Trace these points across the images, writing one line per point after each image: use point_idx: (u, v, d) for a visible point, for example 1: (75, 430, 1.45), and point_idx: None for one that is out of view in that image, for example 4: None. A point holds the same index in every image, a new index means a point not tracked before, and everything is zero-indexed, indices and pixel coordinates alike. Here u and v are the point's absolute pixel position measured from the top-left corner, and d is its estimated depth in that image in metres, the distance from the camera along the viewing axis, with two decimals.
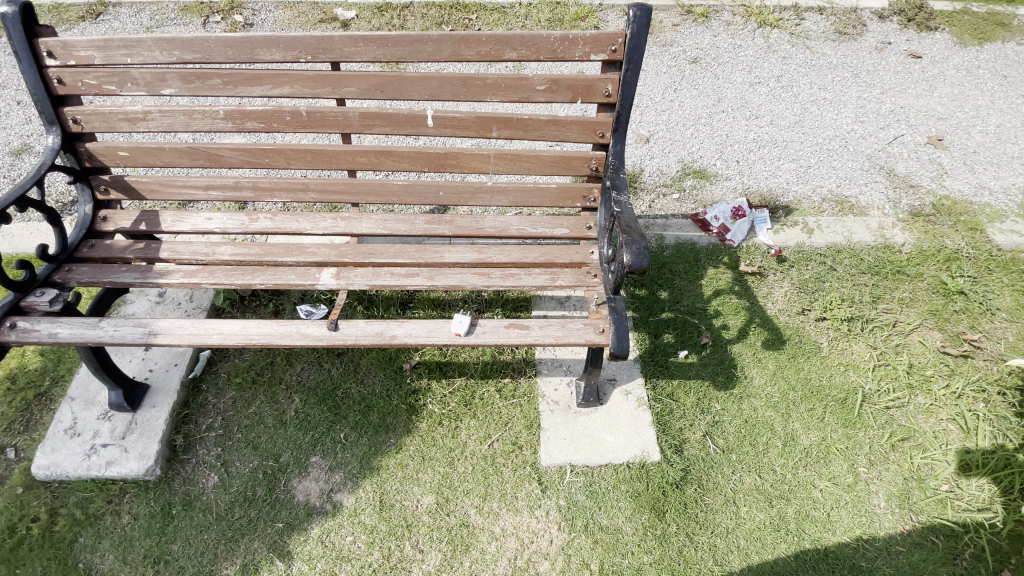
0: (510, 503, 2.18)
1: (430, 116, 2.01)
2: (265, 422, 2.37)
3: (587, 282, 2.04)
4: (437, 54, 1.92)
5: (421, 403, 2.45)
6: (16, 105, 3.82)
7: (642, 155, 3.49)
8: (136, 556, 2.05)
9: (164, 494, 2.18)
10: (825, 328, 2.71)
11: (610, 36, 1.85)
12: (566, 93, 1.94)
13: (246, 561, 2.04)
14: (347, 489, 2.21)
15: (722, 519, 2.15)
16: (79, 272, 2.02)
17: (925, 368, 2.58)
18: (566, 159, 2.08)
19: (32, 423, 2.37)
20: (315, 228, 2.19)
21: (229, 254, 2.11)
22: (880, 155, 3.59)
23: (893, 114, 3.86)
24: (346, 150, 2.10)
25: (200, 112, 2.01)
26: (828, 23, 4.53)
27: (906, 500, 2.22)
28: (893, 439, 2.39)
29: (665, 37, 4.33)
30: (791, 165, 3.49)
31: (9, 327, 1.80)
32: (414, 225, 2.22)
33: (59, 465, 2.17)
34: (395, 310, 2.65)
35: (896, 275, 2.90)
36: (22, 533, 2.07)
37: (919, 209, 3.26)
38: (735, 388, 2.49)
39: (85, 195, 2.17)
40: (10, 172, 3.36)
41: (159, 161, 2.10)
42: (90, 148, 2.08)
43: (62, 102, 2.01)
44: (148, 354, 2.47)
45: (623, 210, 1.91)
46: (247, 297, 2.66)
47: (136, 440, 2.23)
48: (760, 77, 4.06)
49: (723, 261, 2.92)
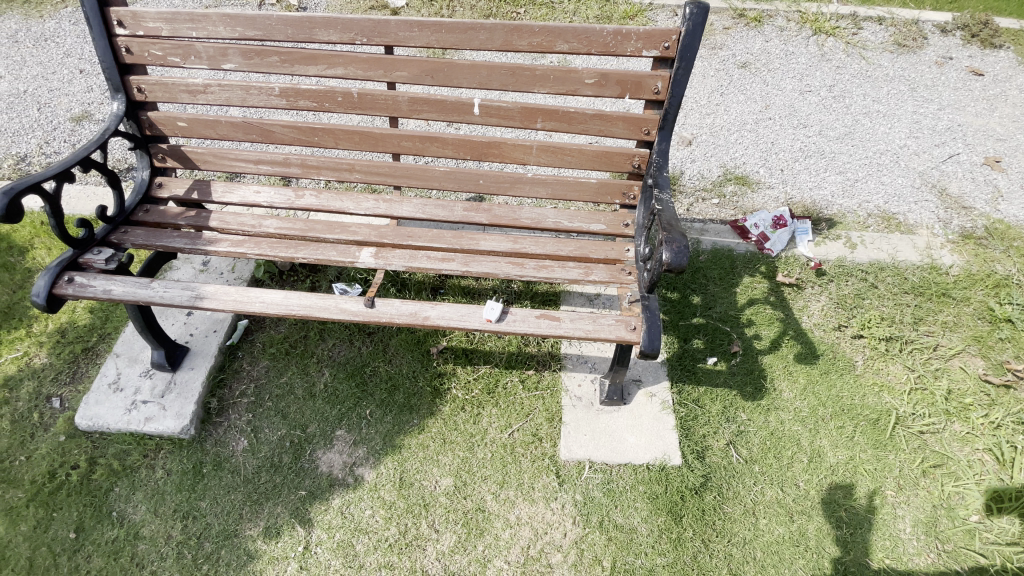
0: (527, 493, 2.20)
1: (477, 105, 2.02)
2: (295, 393, 2.44)
3: (621, 279, 2.03)
4: (489, 43, 1.93)
5: (446, 386, 2.48)
6: (78, 73, 4.01)
7: (683, 158, 3.45)
8: (166, 509, 2.14)
9: (197, 453, 2.27)
10: (862, 346, 2.64)
11: (664, 33, 1.83)
12: (615, 87, 1.93)
13: (269, 525, 2.11)
14: (369, 464, 2.26)
15: (739, 529, 2.12)
16: (134, 234, 2.11)
17: (964, 396, 2.49)
18: (608, 154, 2.08)
19: (78, 375, 2.49)
20: (357, 207, 2.24)
21: (274, 227, 2.17)
22: (932, 173, 3.46)
23: (949, 132, 3.71)
24: (393, 134, 2.14)
25: (257, 88, 2.07)
26: (886, 34, 4.38)
27: (933, 527, 2.15)
28: (924, 464, 2.31)
29: (714, 39, 4.25)
30: (837, 178, 3.39)
31: (67, 281, 1.90)
32: (452, 211, 2.24)
33: (101, 417, 2.29)
34: (426, 294, 2.69)
35: (940, 297, 2.80)
36: (62, 478, 2.19)
37: (970, 231, 3.14)
38: (764, 399, 2.45)
39: (143, 162, 2.27)
40: (71, 137, 3.52)
41: (215, 133, 2.18)
42: (151, 117, 2.17)
43: (128, 71, 2.10)
44: (189, 318, 2.57)
45: (664, 208, 1.89)
46: (286, 272, 2.74)
47: (174, 400, 2.33)
48: (811, 86, 3.95)
49: (760, 270, 2.87)
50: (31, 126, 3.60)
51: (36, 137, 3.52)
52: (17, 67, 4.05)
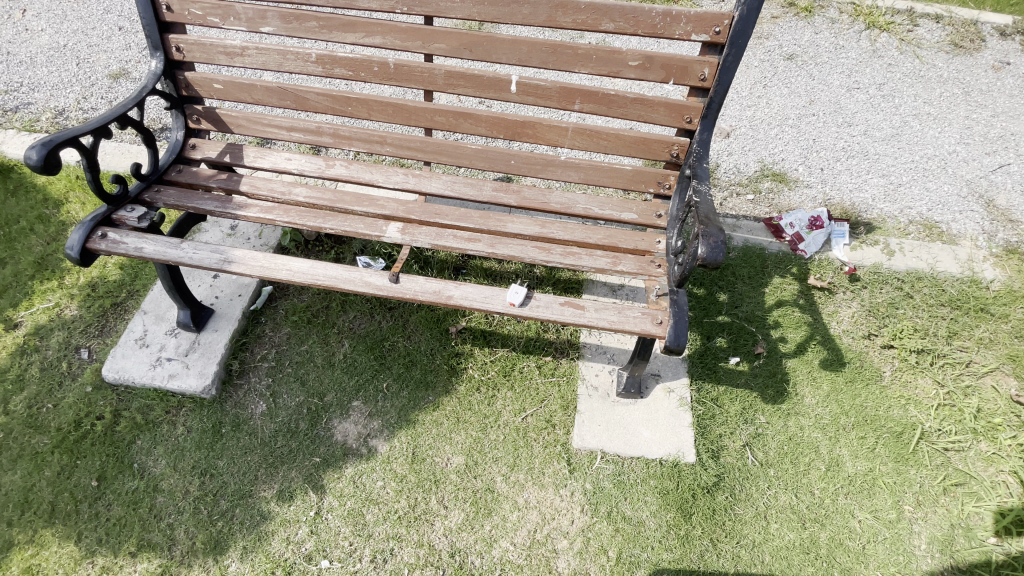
0: (537, 477, 2.21)
1: (514, 82, 1.97)
2: (315, 361, 2.47)
3: (650, 271, 1.99)
4: (532, 18, 1.87)
5: (462, 366, 2.49)
6: (117, 30, 4.03)
7: (719, 150, 3.35)
8: (185, 465, 2.20)
9: (216, 413, 2.32)
10: (891, 356, 2.56)
11: (716, 16, 1.75)
12: (659, 72, 1.87)
13: (283, 488, 2.16)
14: (382, 437, 2.28)
15: (749, 531, 2.10)
16: (166, 194, 2.13)
17: (994, 415, 2.41)
18: (646, 141, 2.02)
19: (106, 329, 2.56)
20: (386, 181, 2.22)
21: (303, 196, 2.17)
22: (980, 182, 3.31)
23: (1002, 140, 3.54)
24: (426, 108, 2.10)
25: (294, 53, 2.05)
26: (943, 33, 4.16)
27: (949, 546, 2.11)
28: (945, 482, 2.25)
29: (761, 29, 4.09)
30: (879, 181, 3.26)
31: (100, 236, 1.92)
32: (481, 190, 2.21)
33: (127, 371, 2.35)
34: (448, 274, 2.69)
35: (978, 312, 2.69)
36: (87, 428, 2.26)
37: (1016, 246, 3.00)
38: (784, 403, 2.40)
39: (178, 122, 2.28)
40: (108, 94, 3.56)
41: (250, 97, 2.17)
42: (188, 78, 2.16)
43: (168, 29, 2.10)
44: (215, 281, 2.61)
45: (702, 201, 1.84)
46: (312, 241, 2.76)
47: (197, 359, 2.37)
48: (859, 83, 3.79)
49: (791, 271, 2.79)
50: (70, 80, 3.64)
51: (74, 91, 3.56)
52: (59, 21, 4.09)
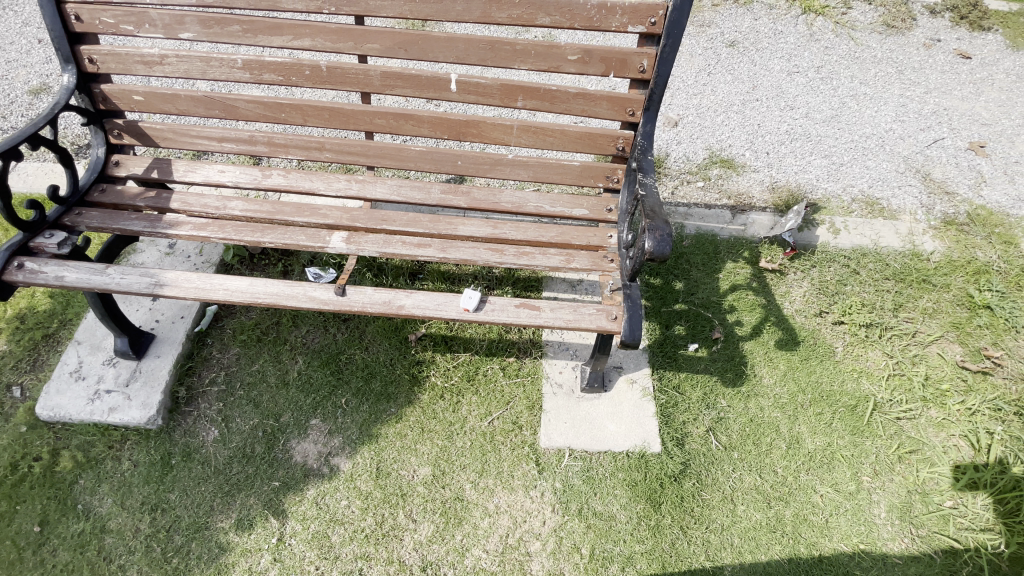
0: (505, 481, 2.18)
1: (453, 81, 1.92)
2: (268, 381, 2.37)
3: (603, 266, 1.98)
4: (466, 14, 1.82)
5: (424, 374, 2.43)
6: (37, 43, 3.77)
7: (669, 139, 3.38)
8: (134, 502, 2.07)
9: (165, 444, 2.19)
10: (842, 332, 2.64)
11: (650, 7, 1.74)
12: (599, 65, 1.85)
13: (242, 517, 2.06)
14: (344, 454, 2.21)
15: (717, 515, 2.13)
16: (89, 216, 1.99)
17: (941, 382, 2.52)
18: (591, 136, 2.00)
19: (39, 363, 2.38)
20: (328, 189, 2.13)
21: (240, 210, 2.06)
22: (917, 157, 3.44)
23: (935, 116, 3.69)
24: (365, 111, 2.03)
25: (218, 60, 1.94)
26: (876, 14, 4.30)
27: (907, 512, 2.19)
28: (900, 450, 2.34)
29: (703, 17, 4.15)
30: (822, 162, 3.36)
31: (17, 267, 1.78)
32: (429, 194, 2.15)
33: (62, 408, 2.19)
34: (404, 280, 2.62)
35: (921, 283, 2.80)
36: (23, 471, 2.10)
37: (953, 217, 3.13)
38: (744, 386, 2.44)
39: (98, 138, 2.13)
40: (28, 111, 3.32)
41: (174, 108, 2.05)
42: (104, 90, 2.02)
43: (79, 40, 1.95)
44: (155, 305, 2.47)
45: (648, 193, 1.84)
46: (257, 255, 2.64)
47: (140, 389, 2.24)
48: (799, 67, 3.89)
49: (743, 255, 2.84)
50: None
51: None
52: None
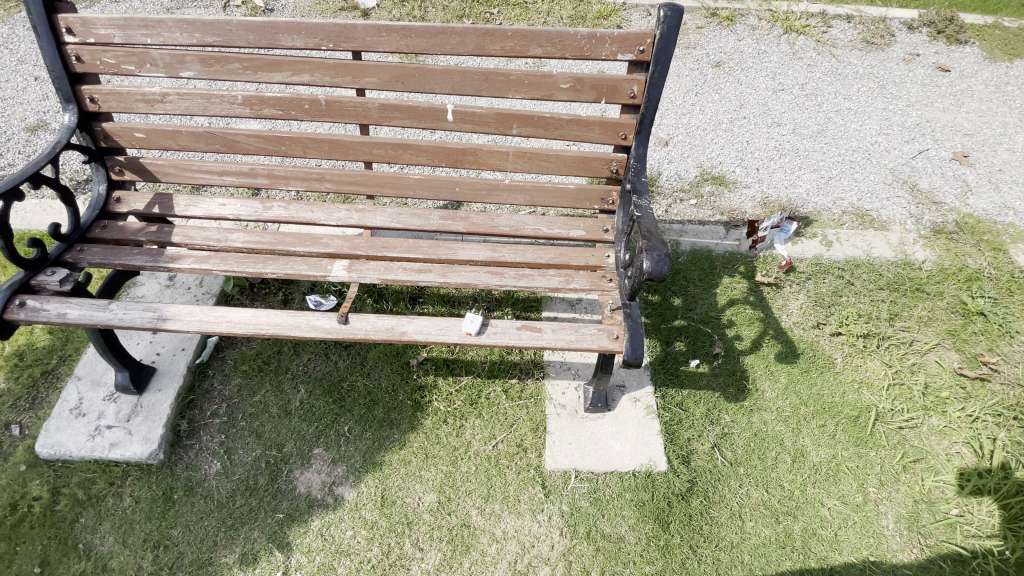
0: (512, 506, 2.16)
1: (450, 111, 1.97)
2: (269, 412, 2.36)
3: (602, 286, 1.99)
4: (461, 47, 1.88)
5: (427, 399, 2.42)
6: (33, 81, 3.83)
7: (660, 158, 3.45)
8: (136, 539, 2.04)
9: (166, 479, 2.17)
10: (840, 343, 2.67)
11: (639, 36, 1.80)
12: (590, 92, 1.89)
13: (245, 551, 2.03)
14: (349, 483, 2.19)
15: (725, 533, 2.12)
16: (91, 252, 2.00)
17: (941, 390, 2.53)
18: (586, 160, 2.04)
19: (38, 400, 2.36)
20: (328, 219, 2.16)
21: (241, 242, 2.08)
22: (903, 168, 3.52)
23: (918, 128, 3.78)
24: (363, 142, 2.07)
25: (219, 96, 1.97)
26: (855, 32, 4.44)
27: (915, 522, 2.18)
28: (904, 460, 2.34)
29: (688, 39, 4.27)
30: (811, 176, 3.43)
31: (18, 305, 1.78)
32: (428, 220, 2.18)
33: (63, 445, 2.17)
34: (404, 305, 2.63)
35: (915, 292, 2.84)
36: (23, 511, 2.06)
37: (942, 226, 3.20)
38: (746, 401, 2.45)
39: (99, 175, 2.16)
40: (26, 148, 3.35)
41: (175, 144, 2.08)
42: (106, 129, 2.06)
43: (80, 80, 1.99)
44: (155, 338, 2.47)
45: (644, 214, 1.87)
46: (257, 284, 2.66)
47: (141, 424, 2.22)
48: (784, 84, 3.99)
49: (739, 270, 2.88)
50: None
51: None
52: None
